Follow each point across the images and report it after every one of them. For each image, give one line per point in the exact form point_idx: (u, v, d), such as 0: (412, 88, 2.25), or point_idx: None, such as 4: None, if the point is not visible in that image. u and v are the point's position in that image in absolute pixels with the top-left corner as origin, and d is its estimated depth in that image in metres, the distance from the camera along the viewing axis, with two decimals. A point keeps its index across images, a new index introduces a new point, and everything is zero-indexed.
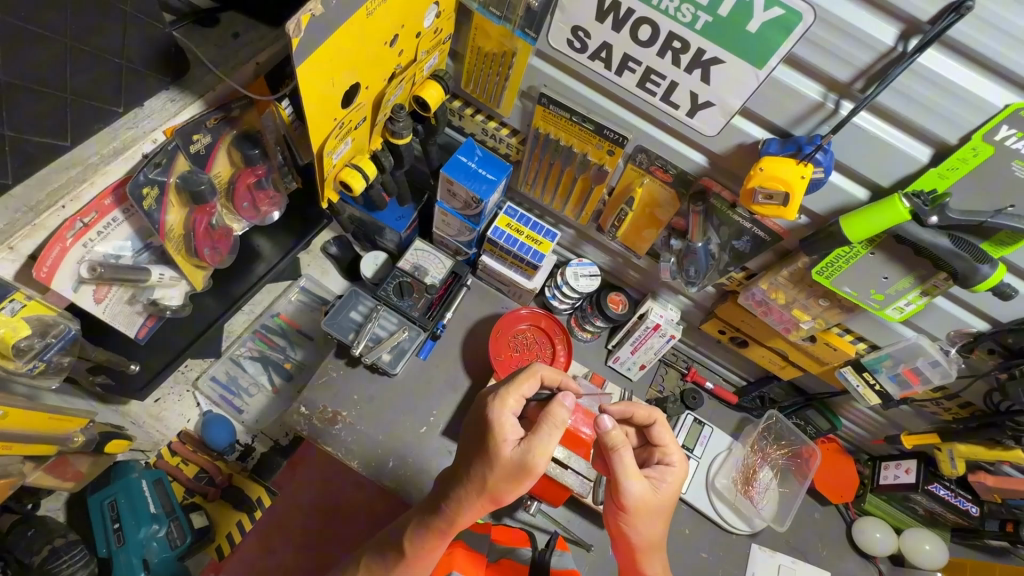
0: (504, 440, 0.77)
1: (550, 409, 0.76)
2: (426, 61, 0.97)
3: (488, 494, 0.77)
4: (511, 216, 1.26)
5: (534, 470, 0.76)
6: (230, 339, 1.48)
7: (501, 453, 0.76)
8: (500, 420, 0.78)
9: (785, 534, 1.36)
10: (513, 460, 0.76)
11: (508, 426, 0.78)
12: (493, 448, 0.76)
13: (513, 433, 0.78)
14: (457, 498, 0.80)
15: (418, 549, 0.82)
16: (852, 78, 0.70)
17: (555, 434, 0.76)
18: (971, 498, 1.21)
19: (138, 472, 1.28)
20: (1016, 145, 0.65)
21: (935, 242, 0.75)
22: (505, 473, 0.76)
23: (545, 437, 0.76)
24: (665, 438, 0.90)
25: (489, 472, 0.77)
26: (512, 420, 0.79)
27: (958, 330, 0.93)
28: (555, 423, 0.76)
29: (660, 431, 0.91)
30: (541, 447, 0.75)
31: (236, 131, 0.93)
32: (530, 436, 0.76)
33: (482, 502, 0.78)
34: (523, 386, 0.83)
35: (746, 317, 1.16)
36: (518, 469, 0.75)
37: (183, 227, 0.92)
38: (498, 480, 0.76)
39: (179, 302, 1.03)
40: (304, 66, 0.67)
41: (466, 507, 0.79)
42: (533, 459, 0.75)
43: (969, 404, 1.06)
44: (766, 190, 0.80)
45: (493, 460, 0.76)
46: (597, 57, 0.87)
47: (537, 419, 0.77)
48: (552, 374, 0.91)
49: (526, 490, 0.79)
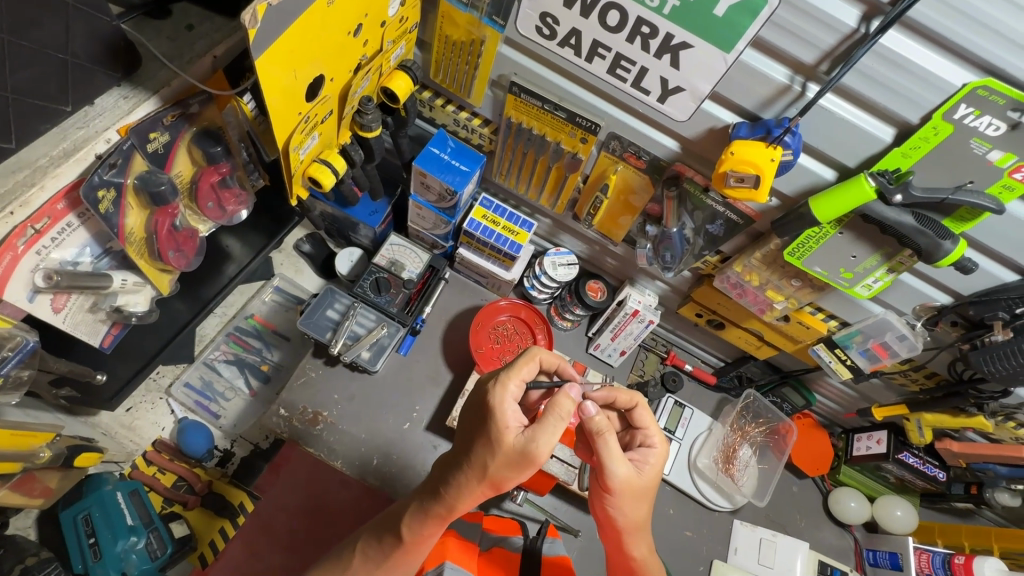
0: (507, 427, 0.76)
1: (556, 401, 0.76)
2: (393, 51, 0.95)
3: (489, 481, 0.77)
4: (486, 207, 1.25)
5: (537, 458, 0.76)
6: (203, 342, 1.44)
7: (504, 440, 0.75)
8: (502, 407, 0.77)
9: (766, 508, 1.40)
10: (516, 448, 0.75)
11: (510, 412, 0.77)
12: (496, 434, 0.76)
13: (515, 420, 0.77)
14: (458, 484, 0.78)
15: (416, 534, 0.81)
16: (818, 60, 0.71)
17: (560, 427, 0.76)
18: (938, 464, 1.28)
19: (112, 484, 1.23)
20: (974, 123, 0.67)
21: (900, 220, 0.77)
22: (507, 460, 0.76)
23: (550, 429, 0.76)
24: (646, 420, 0.91)
25: (491, 458, 0.76)
26: (513, 407, 0.78)
27: (922, 304, 0.97)
28: (560, 414, 0.76)
29: (640, 413, 0.92)
30: (544, 436, 0.75)
31: (195, 128, 0.90)
32: (534, 425, 0.76)
33: (482, 488, 0.78)
34: (524, 370, 0.81)
35: (722, 300, 1.18)
36: (522, 457, 0.75)
37: (144, 229, 0.89)
38: (499, 467, 0.76)
39: (145, 308, 0.99)
40: (263, 58, 0.64)
41: (467, 493, 0.78)
42: (536, 448, 0.75)
43: (935, 374, 1.10)
44: (738, 174, 0.81)
45: (495, 446, 0.76)
46: (567, 43, 0.87)
47: (542, 410, 0.77)
48: (553, 359, 0.88)
49: (526, 477, 0.79)
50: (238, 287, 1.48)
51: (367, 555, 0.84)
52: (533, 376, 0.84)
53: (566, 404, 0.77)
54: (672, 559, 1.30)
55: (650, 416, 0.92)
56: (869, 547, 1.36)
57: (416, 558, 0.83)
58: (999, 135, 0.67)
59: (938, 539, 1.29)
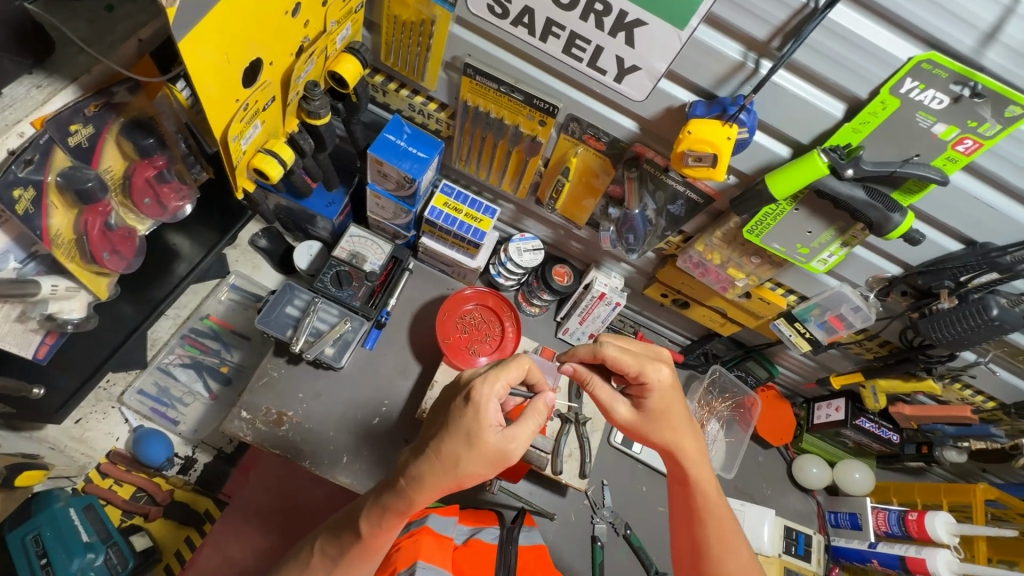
0: (488, 426, 0.73)
1: (535, 404, 0.79)
2: (338, 32, 0.90)
3: (455, 478, 0.74)
4: (447, 194, 1.22)
5: (508, 458, 0.76)
6: (156, 346, 1.37)
7: (483, 438, 0.73)
8: (487, 405, 0.74)
9: (735, 479, 1.44)
10: (493, 447, 0.74)
11: (493, 412, 0.74)
12: (475, 432, 0.73)
13: (496, 418, 0.75)
14: (419, 475, 0.75)
15: (375, 529, 0.78)
16: (769, 36, 0.71)
17: (536, 430, 0.78)
18: (892, 427, 1.34)
19: (64, 500, 1.16)
20: (919, 97, 0.68)
21: (851, 194, 0.79)
22: (480, 460, 0.74)
23: (527, 430, 0.77)
24: (631, 365, 0.84)
25: (464, 454, 0.74)
26: (496, 406, 0.75)
27: (874, 276, 0.99)
28: (537, 420, 0.78)
29: (624, 357, 0.84)
30: (521, 438, 0.76)
31: (123, 119, 0.84)
32: (513, 426, 0.76)
33: (445, 485, 0.75)
34: (514, 373, 0.77)
35: (685, 280, 1.20)
36: (496, 457, 0.75)
37: (73, 230, 0.82)
38: (468, 465, 0.74)
39: (82, 314, 0.92)
40: (188, 39, 0.59)
41: (428, 488, 0.75)
42: (512, 448, 0.75)
43: (888, 342, 1.15)
44: (696, 153, 0.81)
45: (471, 443, 0.73)
46: (520, 22, 0.84)
47: (521, 409, 0.79)
48: (536, 372, 0.87)
49: (488, 476, 0.78)
50: (190, 286, 1.41)
51: (326, 554, 0.82)
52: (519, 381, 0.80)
53: (543, 412, 0.79)
54: (647, 535, 1.33)
55: (641, 356, 0.85)
56: (831, 509, 1.43)
57: (375, 559, 0.81)
58: (942, 108, 0.68)
59: (893, 497, 1.35)
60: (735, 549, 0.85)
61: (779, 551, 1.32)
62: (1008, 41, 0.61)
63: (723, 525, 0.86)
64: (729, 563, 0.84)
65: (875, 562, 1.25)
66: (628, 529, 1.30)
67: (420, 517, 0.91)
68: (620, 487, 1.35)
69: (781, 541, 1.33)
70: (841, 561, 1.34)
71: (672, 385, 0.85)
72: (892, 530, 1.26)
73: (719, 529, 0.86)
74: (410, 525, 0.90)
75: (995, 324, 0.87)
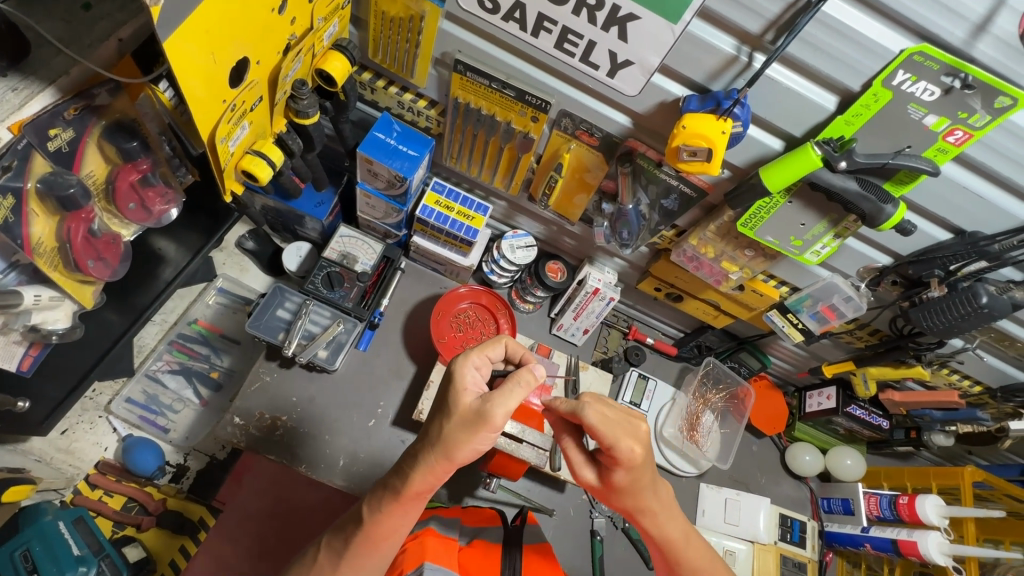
0: (464, 390, 0.75)
1: (516, 369, 0.74)
2: (325, 29, 0.87)
3: (442, 448, 0.73)
4: (438, 192, 1.21)
5: (493, 422, 0.71)
6: (143, 353, 1.34)
7: (459, 401, 0.74)
8: (463, 371, 0.76)
9: (730, 470, 1.46)
10: (471, 410, 0.73)
11: (469, 378, 0.76)
12: (452, 396, 0.74)
13: (474, 385, 0.76)
14: (414, 453, 0.76)
15: (375, 514, 0.77)
16: (763, 30, 0.71)
17: (518, 392, 0.72)
18: (882, 414, 1.36)
19: (52, 513, 1.13)
20: (911, 89, 0.68)
21: (845, 186, 0.79)
22: (460, 424, 0.72)
23: (506, 391, 0.72)
24: (604, 438, 0.70)
25: (446, 421, 0.74)
26: (474, 373, 0.77)
27: (865, 266, 1.01)
28: (521, 382, 0.73)
29: (603, 425, 0.70)
30: (499, 398, 0.72)
31: (104, 122, 0.82)
32: (492, 389, 0.74)
33: (436, 460, 0.74)
34: (490, 348, 0.82)
35: (679, 273, 1.20)
36: (475, 419, 0.72)
37: (56, 238, 0.79)
38: (451, 432, 0.73)
39: (67, 325, 0.90)
40: (173, 38, 0.57)
41: (422, 465, 0.75)
42: (490, 408, 0.71)
43: (878, 330, 1.16)
44: (690, 148, 0.81)
45: (450, 409, 0.74)
46: (511, 17, 0.83)
47: (504, 377, 0.75)
48: (519, 349, 0.87)
49: (485, 449, 0.74)
50: (177, 291, 1.39)
51: (333, 548, 0.80)
52: (498, 357, 0.84)
53: (528, 376, 0.74)
54: None
55: (617, 426, 0.71)
56: (823, 495, 1.45)
57: (379, 553, 0.79)
58: (934, 100, 0.69)
59: (884, 482, 1.37)
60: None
61: (775, 539, 1.33)
62: (998, 33, 0.61)
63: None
64: None
65: (868, 546, 1.28)
66: (626, 522, 1.31)
67: (424, 518, 0.91)
68: None
69: (777, 529, 1.34)
70: (835, 545, 1.37)
71: (643, 461, 0.72)
72: (884, 514, 1.29)
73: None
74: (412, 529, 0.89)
75: (985, 312, 0.88)
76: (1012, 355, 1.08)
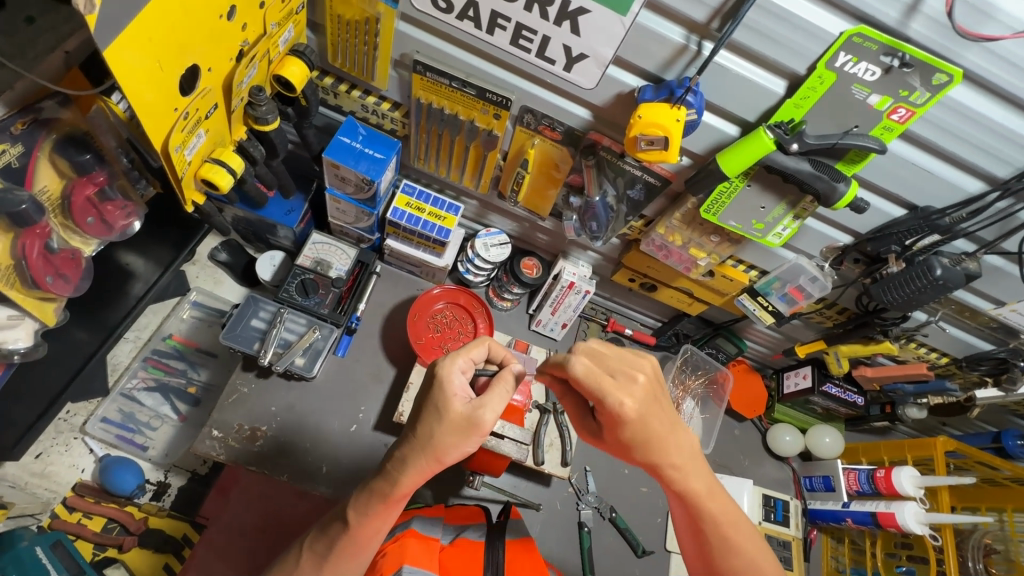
0: (454, 395, 0.74)
1: (502, 373, 0.77)
2: (279, 34, 0.87)
3: (432, 452, 0.73)
4: (409, 194, 1.21)
5: (483, 426, 0.74)
6: (116, 371, 1.32)
7: (450, 406, 0.73)
8: (450, 376, 0.75)
9: (713, 454, 1.48)
10: (462, 415, 0.73)
11: (456, 383, 0.75)
12: (441, 402, 0.74)
13: (462, 390, 0.75)
14: (402, 456, 0.75)
15: (363, 517, 0.76)
16: (708, 18, 0.72)
17: (506, 396, 0.75)
18: (857, 391, 1.39)
19: (28, 539, 1.08)
20: (853, 69, 0.71)
21: (798, 167, 0.81)
22: (451, 429, 0.73)
23: (496, 395, 0.74)
24: (592, 391, 0.71)
25: (436, 426, 0.73)
26: (461, 378, 0.76)
27: (828, 246, 1.03)
28: (507, 385, 0.76)
29: (587, 377, 0.71)
30: (490, 403, 0.74)
31: (55, 135, 0.81)
32: (481, 394, 0.75)
33: (425, 462, 0.74)
34: (474, 350, 0.80)
35: (651, 263, 1.21)
36: (467, 425, 0.73)
37: (10, 255, 0.78)
38: (441, 436, 0.73)
39: (29, 343, 0.87)
40: (114, 46, 0.57)
41: (409, 467, 0.74)
42: (481, 413, 0.73)
43: (846, 308, 1.19)
44: (647, 137, 0.82)
45: (440, 414, 0.73)
46: (465, 16, 0.84)
47: (490, 380, 0.76)
48: (501, 349, 0.85)
49: (471, 451, 0.76)
50: (149, 307, 1.37)
51: (315, 551, 0.80)
52: (480, 360, 0.82)
53: (512, 379, 0.77)
54: (632, 516, 1.35)
55: (605, 378, 0.71)
56: (805, 474, 1.49)
57: (363, 556, 0.79)
58: (876, 79, 0.71)
59: (862, 458, 1.40)
60: (739, 548, 0.77)
61: (759, 519, 1.35)
62: (929, 12, 0.64)
63: (724, 531, 0.77)
64: (735, 562, 0.77)
65: (849, 520, 1.31)
66: (613, 512, 1.32)
67: (406, 520, 0.90)
68: (602, 472, 1.37)
69: (760, 509, 1.37)
70: (819, 522, 1.40)
71: (641, 414, 0.71)
72: (863, 488, 1.31)
73: (719, 533, 0.77)
74: (395, 530, 0.88)
75: (940, 284, 0.90)
76: (974, 326, 1.11)
